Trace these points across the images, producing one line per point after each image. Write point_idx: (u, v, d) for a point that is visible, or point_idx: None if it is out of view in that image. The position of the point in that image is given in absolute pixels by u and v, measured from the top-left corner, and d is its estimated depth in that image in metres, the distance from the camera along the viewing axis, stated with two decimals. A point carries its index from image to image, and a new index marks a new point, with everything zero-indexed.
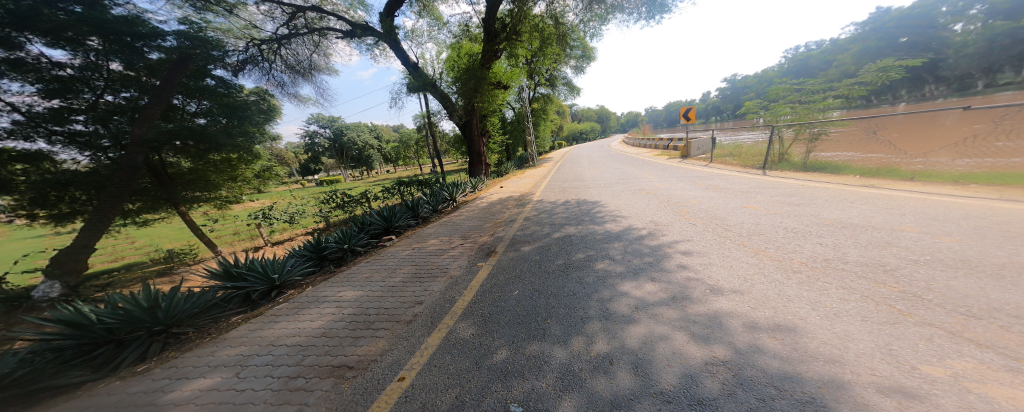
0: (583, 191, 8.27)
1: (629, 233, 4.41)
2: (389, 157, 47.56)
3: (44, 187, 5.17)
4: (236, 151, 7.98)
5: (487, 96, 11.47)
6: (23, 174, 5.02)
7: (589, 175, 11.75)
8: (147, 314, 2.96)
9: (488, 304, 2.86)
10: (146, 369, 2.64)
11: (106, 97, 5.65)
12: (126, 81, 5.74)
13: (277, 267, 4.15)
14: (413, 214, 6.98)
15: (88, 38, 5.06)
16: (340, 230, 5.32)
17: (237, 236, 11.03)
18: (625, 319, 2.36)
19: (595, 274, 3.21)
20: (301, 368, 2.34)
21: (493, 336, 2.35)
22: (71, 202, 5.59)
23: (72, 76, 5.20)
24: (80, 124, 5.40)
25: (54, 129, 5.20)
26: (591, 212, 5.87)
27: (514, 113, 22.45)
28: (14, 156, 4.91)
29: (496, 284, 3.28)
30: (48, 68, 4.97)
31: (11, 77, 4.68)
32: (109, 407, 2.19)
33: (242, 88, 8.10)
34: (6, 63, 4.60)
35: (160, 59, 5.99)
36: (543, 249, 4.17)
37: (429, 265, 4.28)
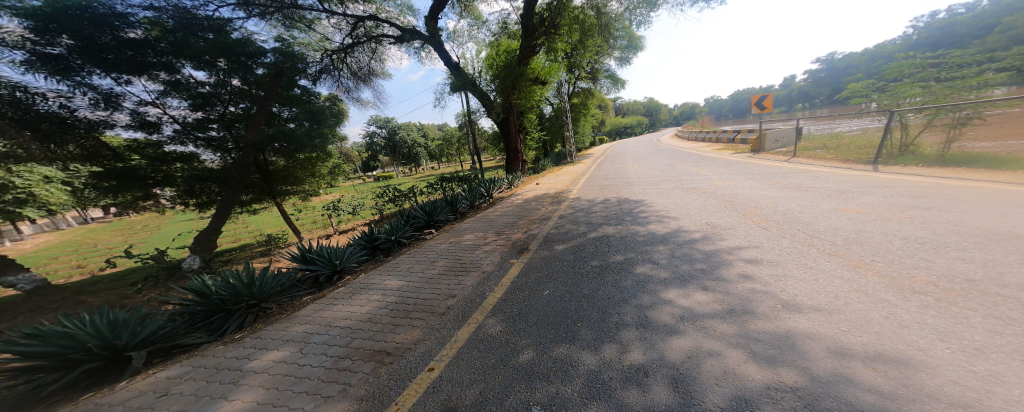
0: (625, 189, 7.82)
1: (677, 236, 4.04)
2: (435, 154, 50.12)
3: (192, 181, 6.89)
4: (316, 151, 9.15)
5: (526, 93, 11.40)
6: (180, 170, 6.77)
7: (636, 171, 11.00)
8: (246, 289, 3.53)
9: (520, 302, 2.86)
10: (240, 338, 3.16)
11: (230, 109, 7.24)
12: (242, 94, 7.35)
13: (338, 254, 4.64)
14: (452, 209, 7.27)
15: (217, 60, 6.63)
16: (390, 222, 5.74)
17: (314, 224, 12.73)
18: (667, 329, 2.17)
19: (636, 279, 3.00)
20: (348, 350, 2.60)
21: (520, 335, 2.34)
22: (207, 194, 7.33)
23: (208, 92, 6.77)
24: (214, 130, 7.04)
25: (197, 136, 6.90)
26: (634, 212, 5.51)
27: (552, 109, 22.03)
28: (175, 157, 6.66)
29: (529, 282, 3.25)
30: (194, 87, 6.57)
31: (172, 95, 6.31)
32: (211, 367, 2.66)
33: (319, 95, 9.23)
34: (170, 85, 6.22)
35: (262, 74, 7.57)
36: (578, 249, 4.04)
37: (465, 260, 4.41)
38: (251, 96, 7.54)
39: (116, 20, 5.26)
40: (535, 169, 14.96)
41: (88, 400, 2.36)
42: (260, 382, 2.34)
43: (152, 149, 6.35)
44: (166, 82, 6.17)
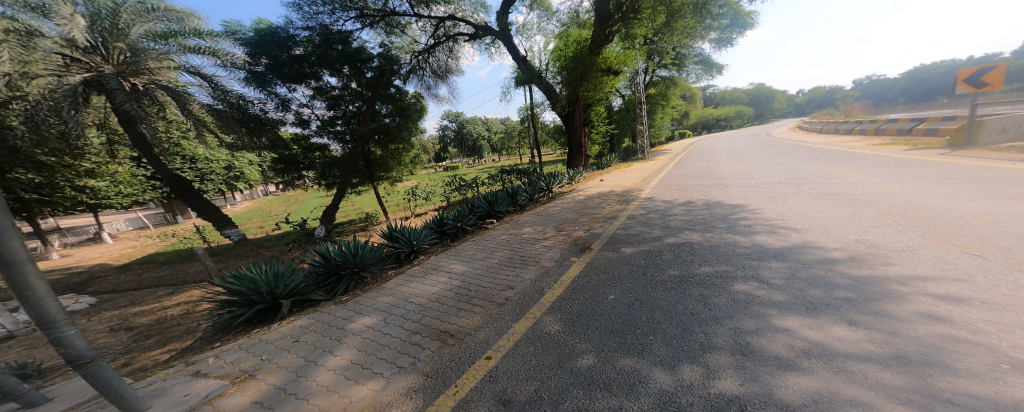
0: (718, 191, 6.88)
1: (798, 253, 3.31)
2: (498, 148, 51.55)
3: (324, 166, 9.83)
4: (404, 142, 10.40)
5: (594, 84, 10.87)
6: (318, 157, 9.87)
7: (730, 172, 9.54)
8: (353, 259, 4.20)
9: (585, 304, 2.74)
10: (345, 300, 3.72)
11: (349, 107, 9.61)
12: (356, 95, 9.50)
13: (415, 235, 5.10)
14: (512, 200, 7.39)
15: (343, 68, 8.96)
16: (456, 209, 6.06)
17: (398, 206, 14.34)
18: (777, 362, 1.78)
19: (733, 298, 2.59)
20: (419, 326, 2.84)
21: (581, 337, 2.26)
22: (332, 177, 10.22)
23: (337, 94, 9.28)
24: (338, 126, 9.69)
25: (329, 130, 9.66)
26: (737, 222, 4.61)
27: (623, 101, 20.76)
28: (316, 147, 9.82)
29: (597, 284, 3.10)
30: (329, 91, 9.18)
31: (317, 98, 9.12)
32: (322, 323, 3.17)
33: (410, 93, 10.37)
34: (316, 90, 9.04)
35: (370, 77, 9.40)
36: (651, 255, 3.70)
37: (524, 253, 4.42)
38: (363, 96, 9.61)
39: (289, 41, 8.19)
40: (600, 165, 14.34)
41: (248, 339, 3.06)
42: (353, 343, 2.70)
43: (304, 142, 9.68)
44: (315, 89, 9.04)
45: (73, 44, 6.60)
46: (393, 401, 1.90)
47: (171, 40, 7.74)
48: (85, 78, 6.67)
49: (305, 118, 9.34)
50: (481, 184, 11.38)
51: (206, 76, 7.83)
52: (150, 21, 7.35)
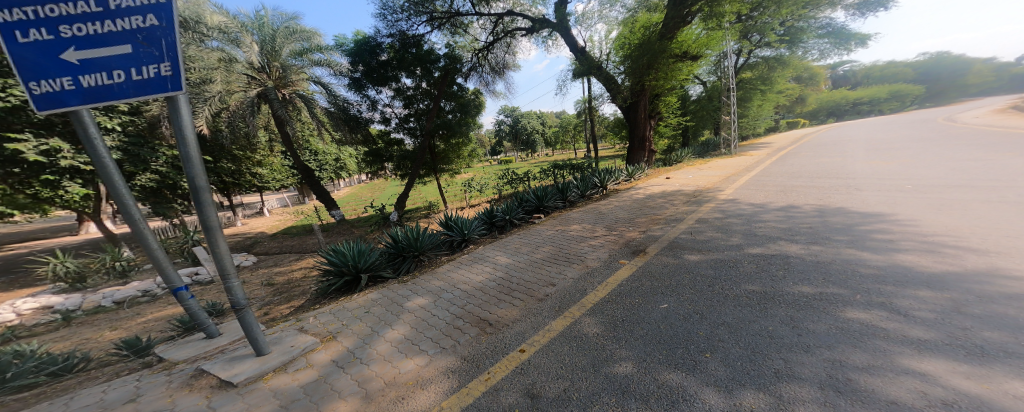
0: (829, 196, 5.67)
1: (948, 281, 2.53)
2: (551, 142, 50.91)
3: (399, 158, 10.95)
4: (463, 136, 10.96)
5: (663, 73, 9.91)
6: (395, 150, 11.02)
7: (862, 171, 7.66)
8: (414, 243, 4.62)
9: (632, 310, 2.58)
10: (406, 280, 4.12)
11: (420, 105, 10.44)
12: (425, 94, 10.26)
13: (467, 225, 5.36)
14: (562, 196, 7.25)
15: (415, 69, 9.75)
16: (505, 203, 6.18)
17: (456, 196, 15.24)
18: (888, 408, 1.40)
19: (839, 325, 2.10)
20: (463, 312, 3.01)
21: (620, 343, 2.15)
22: (404, 168, 11.28)
23: (411, 93, 10.20)
24: (411, 123, 10.65)
25: (404, 126, 10.71)
26: (852, 229, 3.97)
27: (702, 88, 18.58)
28: (393, 142, 10.97)
29: (653, 290, 2.89)
30: (404, 91, 10.14)
31: (396, 98, 10.22)
32: (381, 299, 3.56)
33: (470, 90, 10.85)
34: (395, 91, 10.10)
35: (438, 76, 10.04)
36: (719, 265, 3.29)
37: (569, 251, 4.33)
38: (431, 95, 10.32)
39: (376, 48, 9.38)
40: (667, 160, 13.23)
41: (334, 305, 3.60)
42: (407, 320, 3.00)
43: (385, 137, 10.94)
44: (394, 89, 10.10)
45: (255, 67, 9.14)
46: (433, 378, 2.06)
47: (304, 56, 9.61)
48: (259, 92, 9.13)
49: (386, 116, 10.52)
50: (532, 178, 11.52)
51: (326, 85, 9.68)
52: (292, 41, 9.44)
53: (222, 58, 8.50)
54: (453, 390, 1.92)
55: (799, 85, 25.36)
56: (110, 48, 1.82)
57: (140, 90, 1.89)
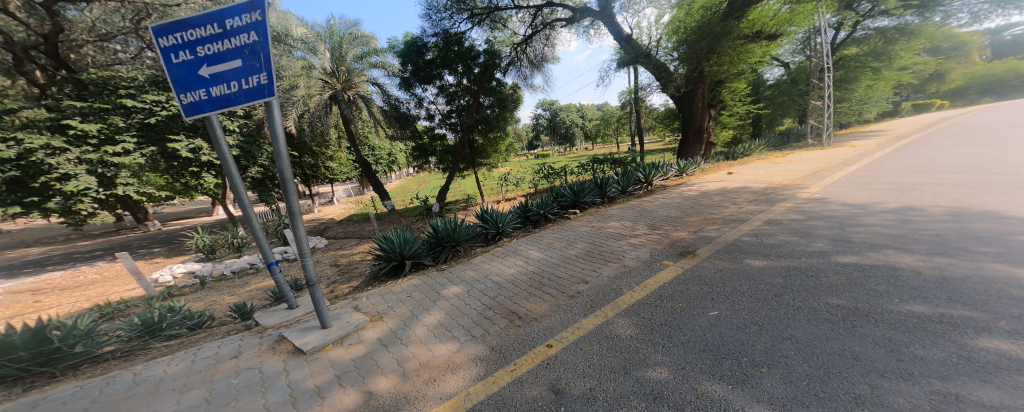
0: (934, 197, 4.71)
1: None
2: (591, 135, 49.33)
3: (442, 153, 11.39)
4: (501, 131, 11.11)
5: (726, 57, 8.88)
6: (438, 145, 11.47)
7: (986, 168, 6.22)
8: (452, 233, 4.80)
9: (673, 315, 2.38)
10: (444, 268, 4.33)
11: (460, 101, 10.72)
12: (465, 90, 10.52)
13: (501, 218, 5.44)
14: (601, 192, 7.01)
15: (456, 66, 10.02)
16: (541, 197, 6.13)
17: (493, 189, 15.50)
18: None
19: (962, 354, 1.63)
20: (493, 303, 3.08)
21: (655, 348, 2.02)
22: (445, 163, 11.70)
23: (453, 89, 10.52)
24: (452, 118, 10.99)
25: (446, 122, 11.09)
26: (1005, 241, 3.06)
27: (782, 72, 16.31)
28: (435, 137, 11.42)
29: (702, 295, 2.65)
30: (447, 88, 10.50)
31: (440, 95, 10.63)
32: (419, 285, 3.79)
33: (508, 84, 10.88)
34: (439, 88, 10.51)
35: (478, 72, 10.20)
36: (782, 271, 2.92)
37: (605, 248, 4.20)
38: (471, 91, 10.56)
39: (422, 48, 9.83)
40: (729, 154, 12.12)
41: (381, 288, 3.91)
42: (441, 306, 3.15)
43: (429, 132, 11.45)
44: (437, 87, 10.51)
45: (328, 72, 10.25)
46: (463, 364, 2.15)
47: (364, 60, 10.48)
48: (331, 94, 10.26)
49: (430, 113, 11.01)
50: (569, 173, 11.35)
51: (381, 85, 10.51)
52: (354, 46, 10.27)
53: (305, 66, 9.83)
54: (480, 377, 1.98)
55: (937, 56, 20.33)
56: (227, 63, 2.32)
57: (247, 96, 2.38)
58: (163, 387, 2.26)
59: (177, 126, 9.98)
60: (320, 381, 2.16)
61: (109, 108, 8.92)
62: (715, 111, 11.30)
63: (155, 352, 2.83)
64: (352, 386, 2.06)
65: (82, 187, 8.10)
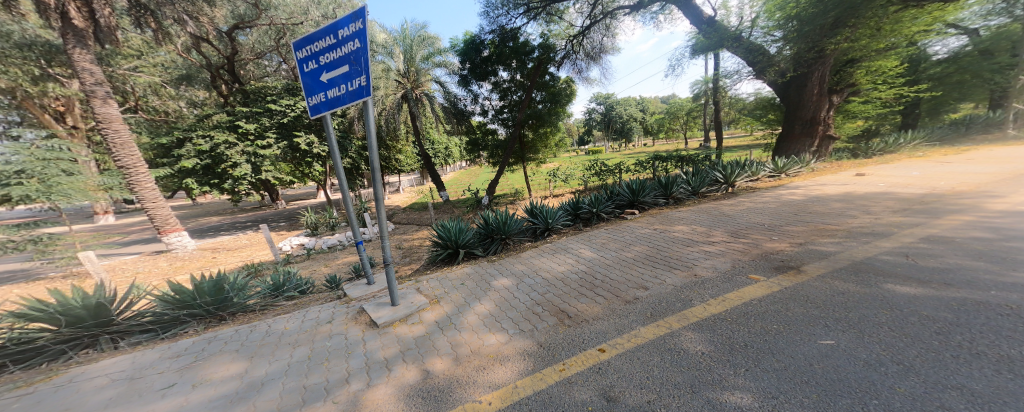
0: None
1: None
2: (652, 130, 46.14)
3: (494, 147, 11.59)
4: (551, 125, 11.06)
5: (866, 29, 7.53)
6: (490, 139, 11.69)
7: None
8: (502, 227, 4.87)
9: (763, 335, 2.03)
10: (494, 259, 4.42)
11: (513, 97, 10.80)
12: (518, 85, 10.56)
13: (552, 214, 5.38)
14: (664, 193, 6.55)
15: (510, 62, 10.11)
16: (594, 194, 5.91)
17: (542, 184, 15.37)
18: None
19: None
20: (542, 299, 3.06)
21: (730, 366, 1.78)
22: (495, 157, 11.83)
23: (507, 85, 10.64)
24: (505, 113, 11.12)
25: (499, 117, 11.26)
26: None
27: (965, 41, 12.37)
28: (487, 131, 11.64)
29: (806, 314, 2.20)
30: (501, 84, 10.66)
31: (495, 90, 10.82)
32: (469, 274, 3.91)
33: (561, 78, 10.69)
34: (494, 84, 10.70)
35: (531, 67, 10.19)
36: (912, 294, 2.30)
37: (669, 254, 3.90)
38: (524, 86, 10.57)
39: (480, 45, 10.06)
40: (855, 149, 10.79)
41: (438, 274, 4.12)
42: (490, 297, 3.22)
43: (481, 127, 11.71)
44: (492, 83, 10.70)
45: (401, 73, 11.00)
46: (511, 357, 2.16)
47: (429, 60, 11.14)
48: (402, 93, 11.11)
49: (485, 108, 11.28)
50: (624, 171, 10.85)
51: (442, 83, 11.07)
52: (422, 47, 11.03)
53: (384, 69, 10.77)
54: (528, 372, 1.97)
55: None
56: (337, 70, 3.00)
57: (350, 94, 2.90)
58: (281, 342, 2.78)
59: (300, 124, 12.22)
60: (388, 354, 2.37)
61: (260, 112, 11.74)
62: (839, 97, 9.52)
63: (277, 310, 3.72)
64: (412, 363, 2.21)
65: (244, 172, 10.87)
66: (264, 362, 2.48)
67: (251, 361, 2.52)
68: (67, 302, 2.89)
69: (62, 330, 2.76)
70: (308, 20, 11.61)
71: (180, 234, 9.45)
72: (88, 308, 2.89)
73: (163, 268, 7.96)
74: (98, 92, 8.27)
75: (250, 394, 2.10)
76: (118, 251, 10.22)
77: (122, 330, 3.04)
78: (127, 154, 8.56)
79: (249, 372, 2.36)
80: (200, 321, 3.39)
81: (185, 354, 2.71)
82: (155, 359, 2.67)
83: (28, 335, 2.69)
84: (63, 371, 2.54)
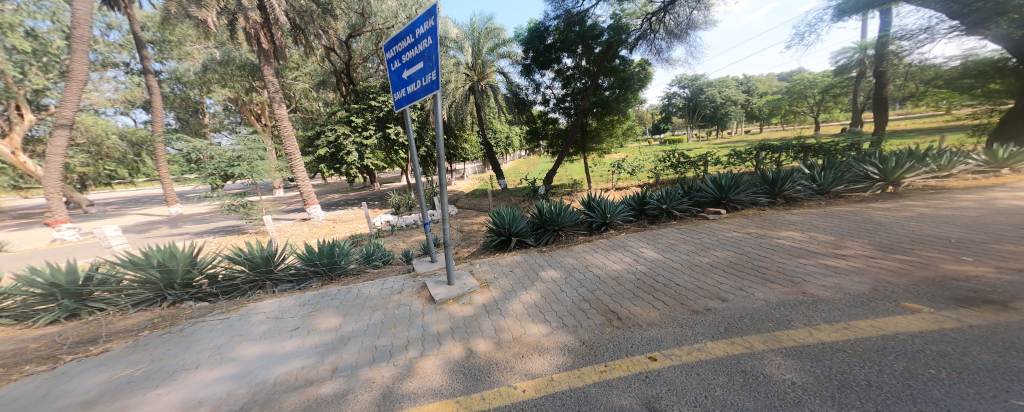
0: None
1: None
2: (756, 115, 39.26)
3: (554, 136, 11.37)
4: (620, 114, 10.48)
5: None
6: (550, 128, 11.51)
7: None
8: (555, 218, 4.80)
9: (902, 378, 1.58)
10: (545, 250, 4.41)
11: (577, 84, 10.43)
12: (583, 71, 10.11)
13: (611, 208, 5.10)
14: (769, 190, 5.67)
15: (576, 47, 9.65)
16: (665, 189, 5.44)
17: (604, 176, 14.39)
18: None
19: None
20: (589, 297, 2.95)
21: (834, 407, 1.45)
22: (553, 146, 11.55)
23: (571, 72, 10.28)
24: (567, 102, 10.82)
25: (560, 105, 11.01)
26: None
27: None
28: (547, 121, 11.50)
29: (999, 365, 1.58)
30: (565, 71, 10.34)
31: (557, 78, 10.57)
32: (520, 263, 3.99)
33: (633, 61, 9.91)
34: (558, 73, 10.44)
35: (599, 51, 9.63)
36: None
37: (760, 263, 3.36)
38: (590, 72, 10.08)
39: (544, 32, 9.89)
40: None
41: (493, 258, 4.30)
42: (535, 288, 3.22)
43: (542, 116, 11.59)
44: (556, 71, 10.43)
45: (469, 66, 11.48)
46: (550, 349, 2.16)
47: (495, 51, 11.42)
48: (470, 85, 11.63)
49: (546, 97, 11.10)
50: (710, 163, 9.81)
51: (506, 74, 11.28)
52: (488, 39, 11.34)
53: (455, 63, 11.20)
54: (566, 367, 1.95)
55: None
56: (415, 67, 3.26)
57: (423, 89, 3.13)
58: (365, 304, 3.23)
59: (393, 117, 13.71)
60: (440, 329, 2.58)
61: (365, 108, 13.54)
62: None
63: (366, 276, 4.39)
64: (460, 340, 2.37)
65: (354, 159, 12.81)
66: (351, 320, 2.93)
67: (344, 317, 3.00)
68: (252, 252, 4.17)
69: (247, 273, 3.99)
70: (397, 23, 12.92)
71: (316, 206, 11.68)
72: (262, 257, 4.11)
73: (305, 233, 10.06)
74: (275, 97, 10.85)
75: (338, 345, 2.51)
76: (282, 216, 13.32)
77: (275, 279, 4.14)
78: (291, 144, 11.45)
79: (339, 327, 2.81)
80: (318, 278, 4.28)
81: (306, 305, 3.37)
82: (289, 305, 3.40)
83: (232, 274, 3.99)
84: (245, 304, 3.53)
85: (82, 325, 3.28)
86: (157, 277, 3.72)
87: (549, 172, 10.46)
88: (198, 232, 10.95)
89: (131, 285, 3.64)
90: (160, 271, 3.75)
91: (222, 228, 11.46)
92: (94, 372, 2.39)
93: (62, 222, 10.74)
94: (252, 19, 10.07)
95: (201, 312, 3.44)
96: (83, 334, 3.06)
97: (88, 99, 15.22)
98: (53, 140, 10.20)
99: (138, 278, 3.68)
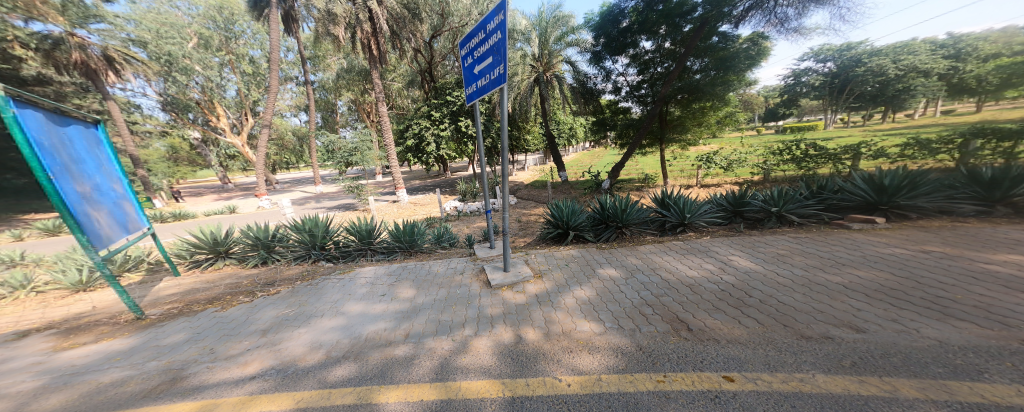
0: None
1: None
2: None
3: (623, 127, 10.59)
4: (713, 100, 9.19)
5: None
6: (620, 118, 10.73)
7: None
8: (620, 214, 4.52)
9: None
10: (605, 247, 4.20)
11: (658, 69, 9.51)
12: (667, 54, 9.15)
13: (692, 208, 4.58)
14: (985, 194, 4.13)
15: (659, 28, 8.73)
16: (774, 189, 4.69)
17: (682, 173, 12.78)
18: None
19: None
20: (653, 302, 2.71)
21: None
22: (624, 136, 10.71)
23: (651, 56, 9.41)
24: (643, 89, 9.93)
25: (635, 94, 10.16)
26: None
27: None
28: (618, 110, 10.73)
29: None
30: (642, 56, 9.50)
31: (632, 64, 9.77)
32: (587, 258, 3.84)
33: (738, 37, 8.51)
34: (634, 58, 9.62)
35: (689, 30, 8.56)
36: None
37: (926, 293, 2.52)
38: (674, 55, 9.07)
39: (620, 16, 9.25)
40: None
41: (552, 250, 4.26)
42: (593, 286, 3.09)
43: (611, 106, 10.86)
44: (631, 56, 9.63)
45: (536, 57, 11.40)
46: (601, 349, 2.07)
47: (562, 40, 11.16)
48: (536, 75, 11.59)
49: (618, 85, 10.39)
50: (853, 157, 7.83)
51: (573, 62, 10.96)
52: (556, 28, 11.10)
53: (522, 55, 11.33)
54: (617, 370, 1.85)
55: None
56: (484, 62, 3.39)
57: (491, 82, 3.24)
58: (434, 281, 3.58)
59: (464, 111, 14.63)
60: (494, 313, 2.70)
61: (441, 103, 14.66)
62: None
63: (435, 255, 4.81)
64: (511, 326, 2.44)
65: (432, 149, 14.12)
66: (424, 293, 3.27)
67: (417, 290, 3.38)
68: (358, 227, 5.00)
69: (356, 242, 4.83)
70: (470, 20, 13.60)
71: (404, 190, 13.29)
72: (365, 232, 4.90)
73: (394, 213, 11.62)
74: (379, 96, 12.49)
75: (412, 314, 2.85)
76: (382, 198, 15.62)
77: (374, 249, 4.90)
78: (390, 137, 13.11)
79: (413, 298, 3.17)
80: (401, 252, 4.88)
81: (393, 275, 3.88)
82: (381, 274, 3.97)
83: (347, 242, 4.91)
84: (350, 269, 4.23)
85: (269, 270, 4.44)
86: (307, 240, 4.81)
87: (615, 165, 9.80)
88: (331, 207, 13.54)
89: (290, 245, 4.83)
90: (307, 236, 4.84)
91: (342, 205, 13.90)
92: (267, 306, 3.21)
93: (263, 194, 14.19)
94: (366, 31, 11.81)
95: (328, 271, 4.26)
96: (269, 277, 4.13)
97: (280, 107, 20.18)
98: (260, 137, 13.54)
99: (298, 240, 4.86)
